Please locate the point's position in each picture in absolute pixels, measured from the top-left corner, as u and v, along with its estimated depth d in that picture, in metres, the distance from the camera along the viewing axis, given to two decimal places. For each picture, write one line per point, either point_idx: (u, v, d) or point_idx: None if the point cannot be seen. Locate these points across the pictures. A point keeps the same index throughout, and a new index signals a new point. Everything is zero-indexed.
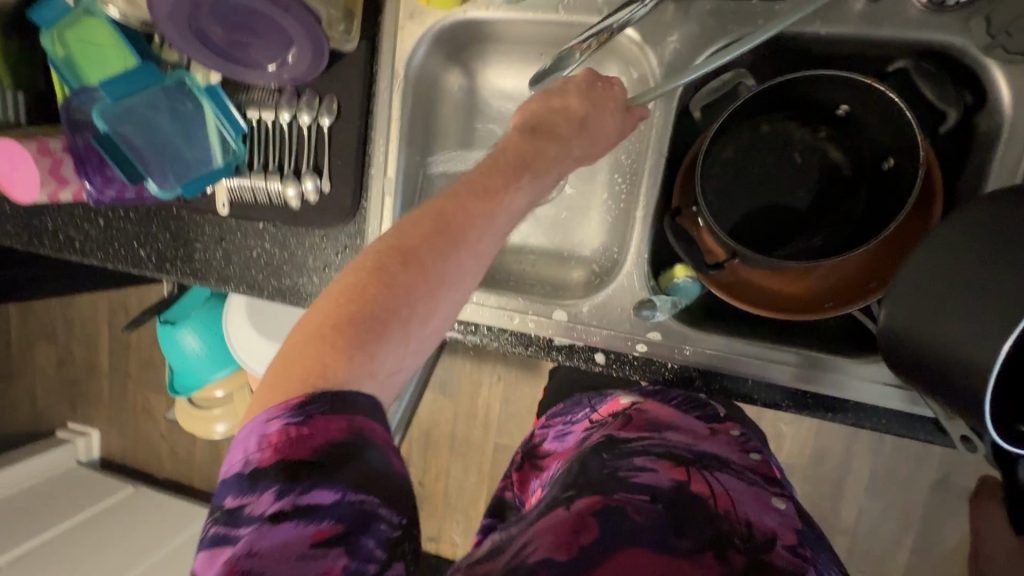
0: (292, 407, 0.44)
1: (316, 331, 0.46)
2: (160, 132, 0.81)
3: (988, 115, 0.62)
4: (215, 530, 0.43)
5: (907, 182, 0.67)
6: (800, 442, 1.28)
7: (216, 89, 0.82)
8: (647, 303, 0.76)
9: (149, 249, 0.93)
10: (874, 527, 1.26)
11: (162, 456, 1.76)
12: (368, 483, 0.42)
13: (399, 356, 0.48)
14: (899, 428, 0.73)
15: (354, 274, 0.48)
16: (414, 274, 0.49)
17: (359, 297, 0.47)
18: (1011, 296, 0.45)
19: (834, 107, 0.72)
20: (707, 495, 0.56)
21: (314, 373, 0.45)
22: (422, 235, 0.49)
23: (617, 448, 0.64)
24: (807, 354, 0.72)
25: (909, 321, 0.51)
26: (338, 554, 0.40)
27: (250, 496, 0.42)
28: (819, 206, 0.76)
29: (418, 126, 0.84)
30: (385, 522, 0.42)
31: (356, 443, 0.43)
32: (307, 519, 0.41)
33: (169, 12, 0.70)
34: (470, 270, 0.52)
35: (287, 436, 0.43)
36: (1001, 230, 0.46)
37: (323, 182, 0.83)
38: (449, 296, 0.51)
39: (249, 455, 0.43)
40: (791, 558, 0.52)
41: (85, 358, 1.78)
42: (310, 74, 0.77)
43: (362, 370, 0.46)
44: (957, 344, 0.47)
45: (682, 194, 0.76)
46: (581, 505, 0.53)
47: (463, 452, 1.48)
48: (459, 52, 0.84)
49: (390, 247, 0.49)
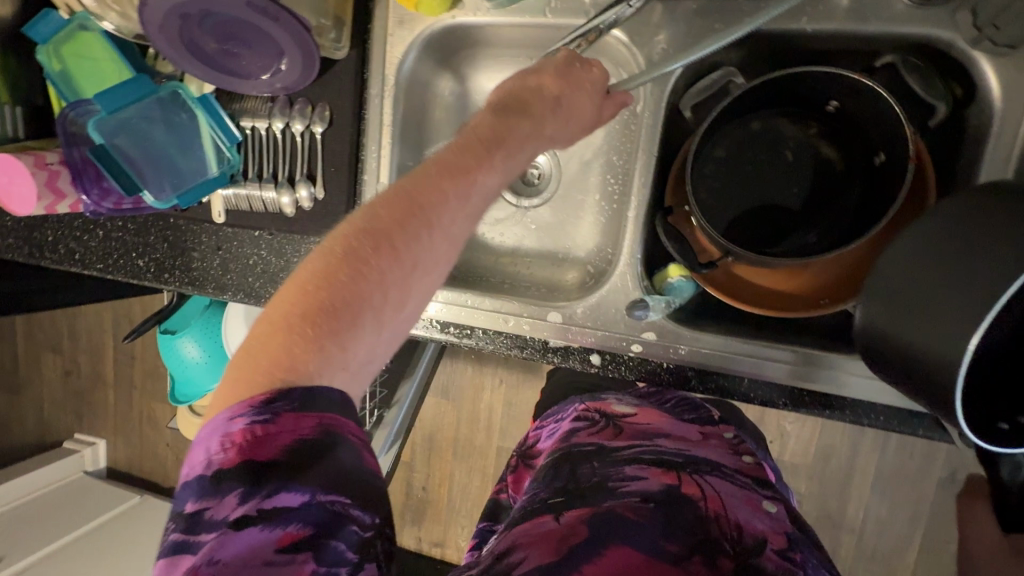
0: (256, 405, 0.43)
1: (283, 320, 0.45)
2: (156, 144, 0.82)
3: (978, 108, 0.62)
4: (176, 536, 0.42)
5: (898, 175, 0.66)
6: (804, 441, 1.27)
7: (209, 98, 0.82)
8: (639, 303, 0.75)
9: (148, 259, 0.94)
10: (881, 526, 1.25)
11: (168, 465, 1.77)
12: (338, 483, 0.43)
13: (371, 346, 0.47)
14: (899, 426, 0.72)
15: (322, 259, 0.46)
16: (387, 259, 0.47)
17: (327, 284, 0.45)
18: (968, 299, 0.47)
19: (825, 103, 0.72)
20: (697, 497, 0.58)
21: (283, 366, 0.44)
22: (394, 218, 0.48)
23: (607, 456, 0.66)
24: (803, 352, 0.72)
25: (884, 325, 0.54)
26: (306, 558, 0.41)
27: (211, 500, 0.42)
28: (813, 202, 0.76)
29: (410, 131, 0.85)
30: (356, 523, 0.43)
31: (326, 442, 0.44)
32: (272, 523, 0.41)
33: (162, 25, 0.71)
34: (445, 254, 0.51)
35: (251, 436, 0.43)
36: (958, 237, 0.49)
37: (317, 189, 0.84)
38: (423, 281, 0.50)
39: (212, 456, 0.43)
40: (780, 561, 0.53)
41: (91, 369, 1.80)
42: (302, 82, 0.78)
43: (336, 362, 0.45)
44: (926, 341, 0.50)
45: (673, 193, 0.76)
46: (570, 516, 0.55)
47: (466, 457, 1.47)
48: (450, 57, 0.85)
49: (360, 230, 0.47)
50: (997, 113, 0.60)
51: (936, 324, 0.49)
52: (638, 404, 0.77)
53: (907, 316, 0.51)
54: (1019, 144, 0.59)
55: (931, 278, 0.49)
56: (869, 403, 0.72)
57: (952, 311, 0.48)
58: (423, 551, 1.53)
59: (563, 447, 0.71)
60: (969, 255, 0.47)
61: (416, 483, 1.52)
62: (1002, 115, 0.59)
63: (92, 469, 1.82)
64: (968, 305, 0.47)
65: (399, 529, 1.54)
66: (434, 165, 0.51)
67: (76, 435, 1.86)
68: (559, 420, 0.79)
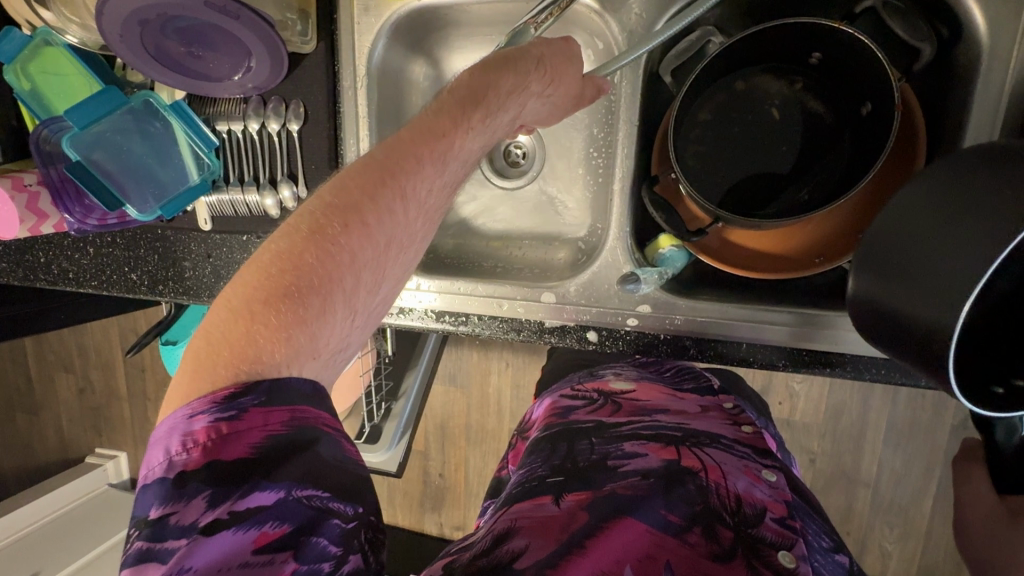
0: (219, 401, 0.43)
1: (246, 306, 0.44)
2: (132, 156, 0.82)
3: (965, 48, 0.60)
4: (139, 545, 0.41)
5: (885, 124, 0.64)
6: (813, 398, 1.27)
7: (183, 106, 0.81)
8: (631, 277, 0.75)
9: (140, 272, 0.94)
10: (896, 477, 1.25)
11: None
12: (315, 478, 0.43)
13: (344, 332, 0.48)
14: (904, 378, 0.71)
15: (287, 240, 0.46)
16: (357, 238, 0.47)
17: (293, 268, 0.45)
18: (958, 267, 0.49)
19: (806, 55, 0.70)
20: (698, 469, 0.60)
21: (249, 359, 0.44)
22: (362, 194, 0.47)
23: (607, 431, 0.68)
24: (800, 313, 0.72)
25: (876, 291, 0.55)
26: (286, 558, 0.41)
27: (176, 504, 0.41)
28: (803, 159, 0.74)
29: (389, 120, 0.83)
30: (338, 516, 0.44)
31: (298, 435, 0.44)
32: (246, 525, 0.41)
33: (121, 35, 0.69)
34: (421, 230, 0.52)
35: (213, 434, 0.42)
36: (957, 201, 0.50)
37: (300, 189, 0.83)
38: (396, 260, 0.50)
39: (172, 456, 0.42)
40: (779, 530, 0.55)
41: (104, 383, 1.82)
42: (273, 81, 0.77)
43: (304, 352, 0.45)
44: (918, 311, 0.52)
45: (658, 162, 0.74)
46: (571, 502, 0.57)
47: (480, 440, 1.49)
48: (421, 40, 0.82)
49: (328, 207, 0.47)
50: (985, 52, 0.57)
51: (926, 292, 0.51)
52: (638, 379, 0.78)
53: (899, 284, 0.53)
54: (1008, 82, 0.57)
55: (921, 245, 0.51)
56: (873, 358, 0.71)
57: (942, 281, 0.49)
58: (446, 535, 1.56)
59: (562, 423, 0.72)
60: (964, 220, 0.49)
61: (433, 470, 1.54)
62: (992, 52, 0.57)
63: (116, 481, 1.86)
64: (957, 274, 0.48)
65: (420, 516, 1.57)
66: (410, 130, 0.50)
67: (97, 450, 1.89)
68: (553, 394, 0.82)
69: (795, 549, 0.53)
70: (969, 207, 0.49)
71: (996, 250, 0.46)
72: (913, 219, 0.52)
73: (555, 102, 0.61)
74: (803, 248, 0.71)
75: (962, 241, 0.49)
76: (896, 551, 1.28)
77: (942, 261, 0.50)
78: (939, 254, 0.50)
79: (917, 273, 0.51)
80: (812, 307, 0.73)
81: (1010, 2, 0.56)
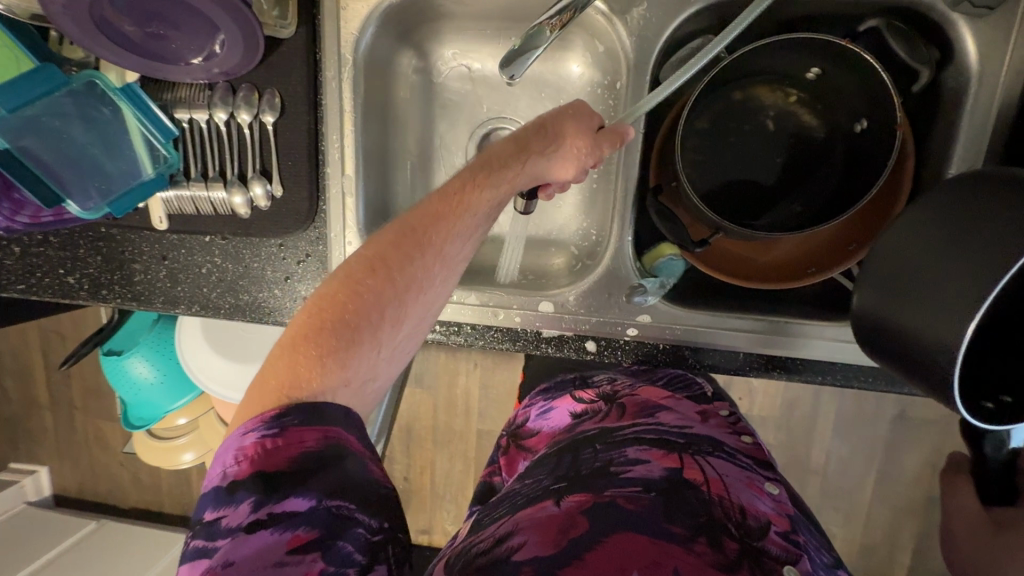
0: (267, 420, 0.44)
1: (291, 343, 0.47)
2: (73, 145, 0.71)
3: (954, 72, 0.62)
4: (196, 543, 0.42)
5: (881, 145, 0.67)
6: (772, 394, 1.33)
7: (136, 89, 0.72)
8: (637, 289, 0.74)
9: (79, 275, 0.84)
10: (842, 465, 1.34)
11: (124, 486, 1.65)
12: (345, 491, 0.42)
13: (371, 362, 0.49)
14: (886, 384, 0.74)
15: (329, 285, 0.50)
16: (383, 281, 0.50)
17: (331, 307, 0.48)
18: (968, 281, 0.49)
19: (805, 70, 0.71)
20: (700, 482, 0.60)
21: (290, 386, 0.45)
22: (388, 243, 0.51)
23: (609, 437, 0.68)
24: (772, 321, 0.74)
25: (880, 307, 0.57)
26: (315, 558, 0.40)
27: (226, 508, 0.41)
28: (797, 173, 0.75)
29: (375, 115, 0.77)
30: (363, 526, 0.43)
31: (331, 453, 0.44)
32: (283, 526, 0.41)
33: (66, 4, 0.60)
34: (440, 276, 0.53)
35: (261, 448, 0.43)
36: (965, 220, 0.51)
37: (273, 186, 0.76)
38: (418, 299, 0.52)
39: (226, 468, 0.43)
40: (785, 544, 0.56)
41: (21, 391, 1.62)
42: (244, 67, 0.69)
43: (339, 379, 0.47)
44: (920, 327, 0.53)
45: (658, 170, 0.73)
46: (570, 504, 0.57)
47: (447, 444, 1.45)
48: (410, 32, 0.77)
49: (360, 257, 0.51)
50: (976, 78, 0.60)
51: (930, 305, 0.52)
52: (635, 385, 0.78)
53: (904, 299, 0.54)
54: (993, 108, 0.60)
55: (926, 265, 0.53)
56: (858, 366, 0.74)
57: (952, 294, 0.50)
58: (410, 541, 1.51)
59: (569, 436, 0.72)
60: (971, 235, 0.50)
61: (397, 474, 1.49)
62: (980, 78, 0.60)
63: (36, 498, 1.67)
64: (966, 289, 0.50)
65: None
66: None
67: (12, 465, 1.69)
68: (556, 402, 0.82)
69: (800, 564, 0.54)
70: (977, 222, 0.50)
71: (1003, 267, 0.48)
72: (923, 233, 0.54)
73: (562, 164, 0.57)
74: (796, 259, 0.72)
75: (970, 257, 0.50)
76: (840, 533, 1.37)
77: (943, 282, 0.51)
78: (943, 269, 0.51)
79: (924, 284, 0.53)
80: (800, 318, 0.74)
81: (998, 32, 0.58)
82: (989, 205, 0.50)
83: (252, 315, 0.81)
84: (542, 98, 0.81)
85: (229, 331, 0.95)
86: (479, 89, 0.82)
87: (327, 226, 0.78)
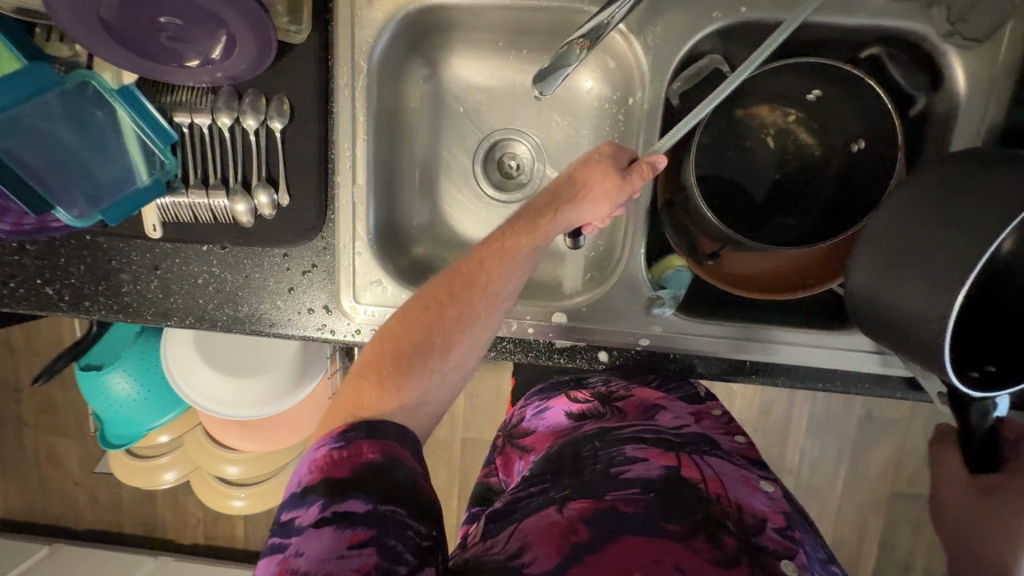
0: (336, 435, 0.49)
1: (358, 371, 0.55)
2: (62, 148, 0.67)
3: (942, 98, 0.67)
4: (273, 540, 0.46)
5: (880, 164, 0.71)
6: (748, 396, 1.38)
7: (133, 90, 0.69)
8: (655, 301, 0.75)
9: (60, 285, 0.79)
10: (814, 465, 1.40)
11: (81, 507, 1.54)
12: (398, 495, 0.46)
13: (423, 387, 0.55)
14: (882, 390, 0.78)
15: (390, 323, 0.59)
16: (435, 316, 0.58)
17: (391, 339, 0.57)
18: (961, 246, 0.52)
19: (806, 91, 0.74)
20: (697, 480, 0.62)
21: (354, 407, 0.52)
22: (438, 284, 0.60)
23: (608, 436, 0.69)
24: (744, 326, 0.77)
25: (874, 284, 0.59)
26: (371, 551, 0.43)
27: (299, 508, 0.45)
28: (796, 188, 0.78)
29: (385, 123, 0.76)
30: (414, 530, 0.45)
31: (389, 464, 0.48)
32: (344, 524, 0.44)
33: (70, 1, 0.57)
34: (484, 311, 0.60)
35: (331, 458, 0.47)
36: (953, 194, 0.54)
37: (280, 195, 0.74)
38: (465, 332, 0.59)
39: (300, 477, 0.47)
40: (780, 539, 0.58)
41: None
42: (253, 72, 0.67)
43: (394, 401, 0.53)
44: (910, 299, 0.55)
45: (665, 186, 0.76)
46: (572, 509, 0.58)
47: (431, 453, 1.44)
48: (421, 44, 0.77)
49: (416, 298, 0.60)
50: (960, 102, 0.65)
51: (923, 273, 0.54)
52: (630, 385, 0.78)
53: (895, 271, 0.56)
54: (981, 130, 0.65)
55: (919, 237, 0.55)
56: (858, 373, 0.77)
57: (945, 259, 0.53)
58: None
59: (570, 436, 0.72)
60: (959, 207, 0.53)
61: None
62: (967, 103, 0.64)
63: None
64: (957, 257, 0.52)
65: None
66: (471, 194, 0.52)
67: None
68: (552, 401, 0.81)
69: (798, 559, 0.56)
70: (965, 200, 0.53)
71: (994, 233, 0.50)
72: (913, 208, 0.56)
73: (593, 207, 0.63)
74: (799, 271, 0.74)
75: (962, 227, 0.52)
76: None
77: (934, 252, 0.54)
78: (936, 241, 0.54)
79: (916, 254, 0.55)
80: (791, 328, 0.77)
81: (982, 64, 0.63)
82: (979, 198, 0.52)
83: (253, 327, 0.78)
84: (548, 111, 0.82)
85: (221, 345, 0.91)
86: (490, 100, 0.82)
87: (334, 236, 0.76)
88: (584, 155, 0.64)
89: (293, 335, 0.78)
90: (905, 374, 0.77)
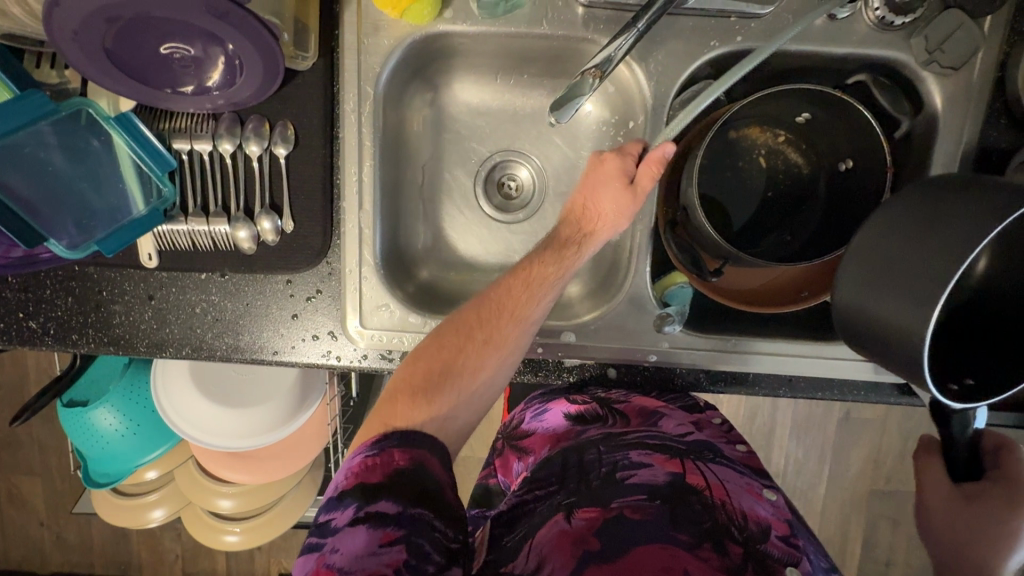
0: (369, 444, 0.51)
1: (395, 385, 0.57)
2: (53, 177, 0.64)
3: (922, 121, 0.71)
4: (311, 539, 0.48)
5: (868, 181, 0.75)
6: (734, 403, 1.42)
7: (131, 118, 0.67)
8: (666, 319, 0.77)
9: (44, 318, 0.75)
10: (799, 467, 1.44)
11: (45, 547, 1.45)
12: (427, 499, 0.48)
13: (454, 403, 0.57)
14: (876, 395, 0.81)
15: (426, 341, 0.61)
16: (465, 339, 0.60)
17: (426, 358, 0.59)
18: (936, 264, 0.52)
19: (795, 115, 0.78)
20: (703, 487, 0.62)
21: (387, 418, 0.54)
22: (471, 310, 0.62)
23: (613, 440, 0.70)
24: (723, 339, 0.79)
25: (856, 294, 0.58)
26: (401, 548, 0.45)
27: (336, 510, 0.47)
28: (790, 207, 0.81)
29: (389, 147, 0.76)
30: (441, 531, 0.47)
31: (418, 470, 0.49)
32: (377, 524, 0.46)
33: (75, 31, 0.56)
34: (511, 332, 0.61)
35: (365, 464, 0.49)
36: (933, 208, 0.54)
37: (283, 221, 0.72)
38: (493, 354, 0.61)
39: (338, 482, 0.49)
40: (784, 547, 0.58)
41: None
42: (257, 98, 0.67)
43: (426, 414, 0.55)
44: (891, 315, 0.55)
45: (663, 206, 0.78)
46: (581, 521, 0.58)
47: None
48: (426, 69, 0.77)
49: (450, 322, 0.62)
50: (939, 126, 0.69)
51: (900, 288, 0.54)
52: (629, 394, 0.79)
53: (876, 287, 0.56)
54: (959, 151, 0.69)
55: (897, 249, 0.55)
56: (853, 381, 0.81)
57: (913, 288, 0.53)
58: None
59: (572, 440, 0.72)
60: (934, 225, 0.53)
61: None
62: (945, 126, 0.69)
63: None
64: (934, 272, 0.52)
65: None
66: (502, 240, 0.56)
67: None
68: (551, 403, 0.80)
69: (801, 566, 0.57)
70: (944, 212, 0.53)
71: (964, 253, 0.50)
72: (892, 227, 0.56)
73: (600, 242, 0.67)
74: (796, 282, 0.75)
75: (937, 245, 0.52)
76: None
77: (912, 267, 0.54)
78: (914, 257, 0.54)
79: (898, 267, 0.55)
80: (771, 338, 0.80)
81: (955, 88, 0.68)
82: (955, 210, 0.53)
83: (254, 355, 0.76)
84: (550, 134, 0.83)
85: (217, 374, 0.88)
86: (491, 122, 0.83)
87: (340, 260, 0.74)
88: (592, 163, 0.68)
89: (297, 362, 0.76)
90: (897, 381, 0.80)
